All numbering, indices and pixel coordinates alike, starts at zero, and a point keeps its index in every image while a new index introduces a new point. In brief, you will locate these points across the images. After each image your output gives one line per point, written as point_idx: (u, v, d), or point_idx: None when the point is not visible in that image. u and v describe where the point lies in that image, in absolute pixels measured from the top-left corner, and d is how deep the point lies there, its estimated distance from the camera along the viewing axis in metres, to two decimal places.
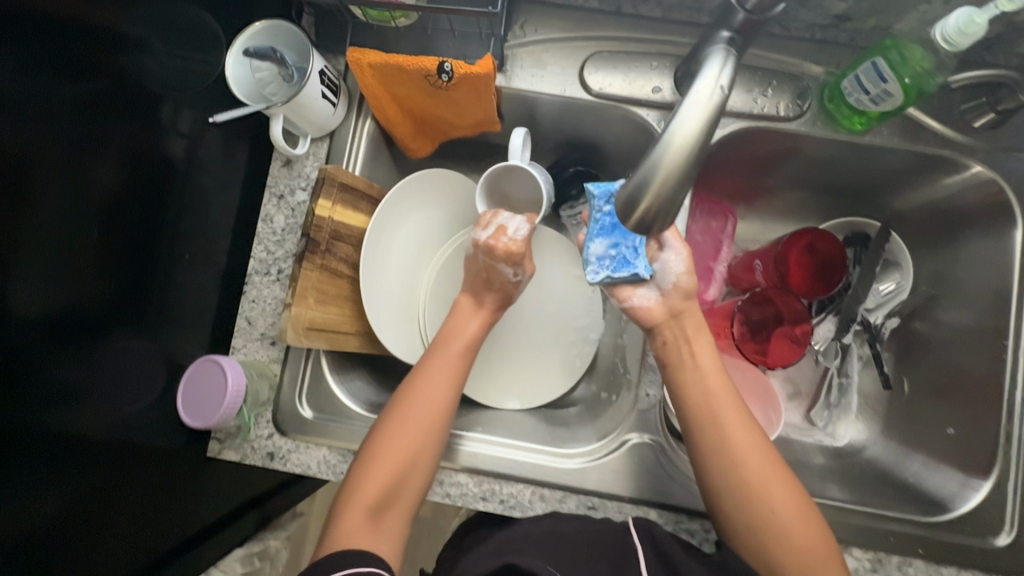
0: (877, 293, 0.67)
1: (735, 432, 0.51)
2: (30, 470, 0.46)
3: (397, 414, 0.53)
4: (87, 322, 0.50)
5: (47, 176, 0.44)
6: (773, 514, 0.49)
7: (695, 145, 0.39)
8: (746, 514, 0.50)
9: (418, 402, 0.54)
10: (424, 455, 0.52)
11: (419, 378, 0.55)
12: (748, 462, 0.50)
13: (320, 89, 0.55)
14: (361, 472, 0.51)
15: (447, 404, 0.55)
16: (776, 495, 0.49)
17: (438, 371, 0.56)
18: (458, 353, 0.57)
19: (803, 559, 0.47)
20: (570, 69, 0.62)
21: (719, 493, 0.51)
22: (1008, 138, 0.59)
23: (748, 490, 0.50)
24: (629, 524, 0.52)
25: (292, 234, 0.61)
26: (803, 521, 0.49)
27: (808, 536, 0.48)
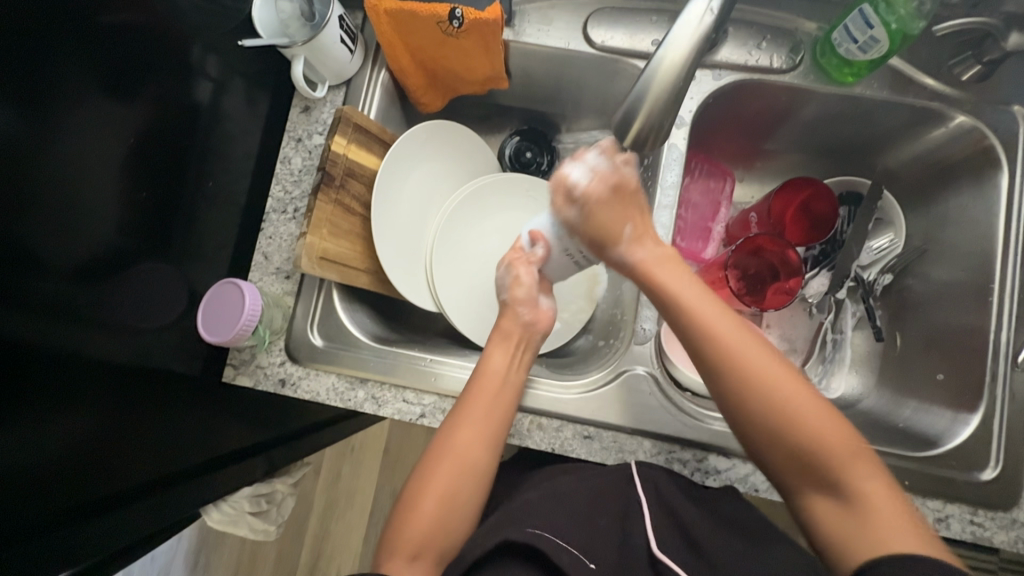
0: (869, 249, 0.70)
1: (719, 326, 0.49)
2: (67, 375, 0.50)
3: (434, 467, 0.53)
4: (119, 246, 0.54)
5: (81, 91, 0.48)
6: (769, 396, 0.48)
7: (682, 67, 0.44)
8: (741, 402, 0.48)
9: (453, 454, 0.53)
10: (463, 505, 0.52)
11: (455, 427, 0.54)
12: (737, 343, 0.49)
13: (338, 34, 0.59)
14: (402, 525, 0.51)
15: (477, 441, 0.53)
16: (770, 381, 0.48)
17: (473, 420, 0.54)
18: (491, 398, 0.55)
19: (806, 432, 0.47)
20: (574, 24, 0.65)
21: (714, 378, 0.49)
22: (995, 91, 0.62)
23: (739, 377, 0.48)
24: (635, 474, 0.53)
25: (308, 174, 0.64)
26: (799, 394, 0.48)
27: (812, 410, 0.47)
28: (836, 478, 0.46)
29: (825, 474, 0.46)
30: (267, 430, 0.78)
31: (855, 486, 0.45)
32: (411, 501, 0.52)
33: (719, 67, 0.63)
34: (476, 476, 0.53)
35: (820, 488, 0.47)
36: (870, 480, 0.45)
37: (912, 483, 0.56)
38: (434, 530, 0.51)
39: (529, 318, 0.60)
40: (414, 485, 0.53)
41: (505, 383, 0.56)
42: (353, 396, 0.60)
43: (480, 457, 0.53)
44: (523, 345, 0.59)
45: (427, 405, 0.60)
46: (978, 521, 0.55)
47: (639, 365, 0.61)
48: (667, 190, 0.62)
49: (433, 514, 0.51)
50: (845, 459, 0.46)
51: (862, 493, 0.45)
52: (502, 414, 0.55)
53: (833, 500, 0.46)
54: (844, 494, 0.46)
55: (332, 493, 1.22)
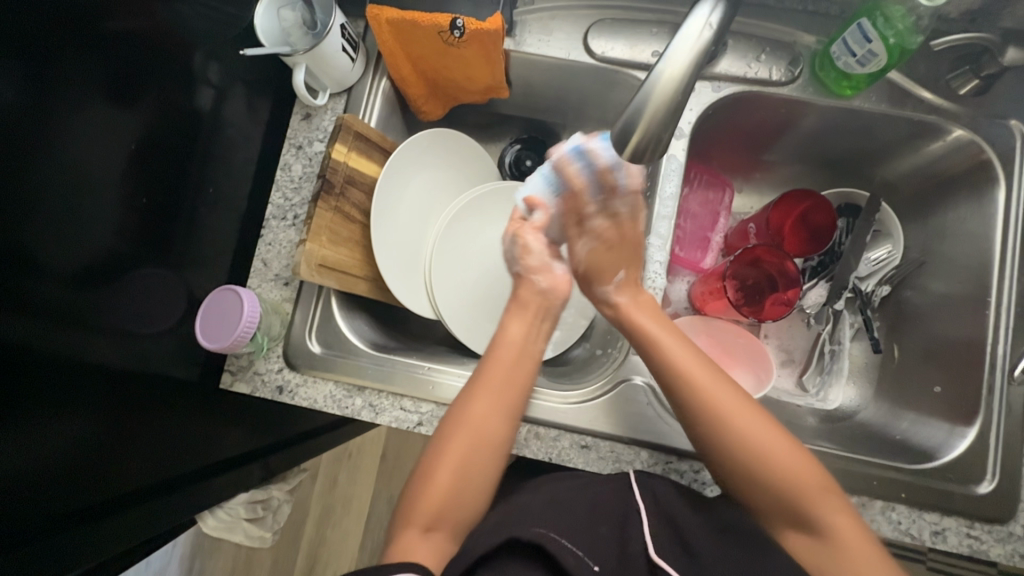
0: (868, 261, 0.70)
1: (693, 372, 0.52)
2: (63, 381, 0.50)
3: (455, 432, 0.52)
4: (116, 252, 0.54)
5: (82, 97, 0.48)
6: (742, 438, 0.50)
7: (682, 80, 0.44)
8: (715, 444, 0.51)
9: (474, 422, 0.52)
10: (481, 475, 0.52)
11: (474, 395, 0.53)
12: (712, 393, 0.52)
13: (340, 43, 0.59)
14: (419, 495, 0.50)
15: (501, 407, 0.53)
16: (743, 424, 0.50)
17: (495, 386, 0.54)
18: (510, 366, 0.55)
19: (777, 472, 0.49)
20: (575, 35, 0.66)
21: (692, 425, 0.52)
22: (993, 104, 0.62)
23: (713, 422, 0.51)
24: (633, 482, 0.53)
25: (309, 181, 0.65)
26: (771, 435, 0.50)
27: (785, 453, 0.50)
28: (807, 514, 0.48)
29: (799, 511, 0.49)
30: (264, 436, 0.78)
31: (825, 522, 0.48)
32: (427, 474, 0.51)
33: (718, 79, 0.63)
34: (495, 445, 0.52)
35: (793, 524, 0.49)
36: (839, 516, 0.48)
37: (909, 495, 0.55)
38: (451, 500, 0.50)
39: (543, 286, 0.59)
40: (429, 457, 0.52)
41: (524, 353, 0.56)
42: (350, 404, 0.60)
43: (500, 425, 0.53)
44: (542, 314, 0.59)
45: (425, 413, 0.60)
46: (975, 534, 0.55)
47: (637, 375, 0.62)
48: (666, 200, 0.62)
49: (451, 482, 0.50)
50: (816, 495, 0.48)
51: (832, 527, 0.47)
52: (523, 384, 0.55)
53: (805, 534, 0.49)
54: (815, 529, 0.48)
55: (329, 498, 1.22)
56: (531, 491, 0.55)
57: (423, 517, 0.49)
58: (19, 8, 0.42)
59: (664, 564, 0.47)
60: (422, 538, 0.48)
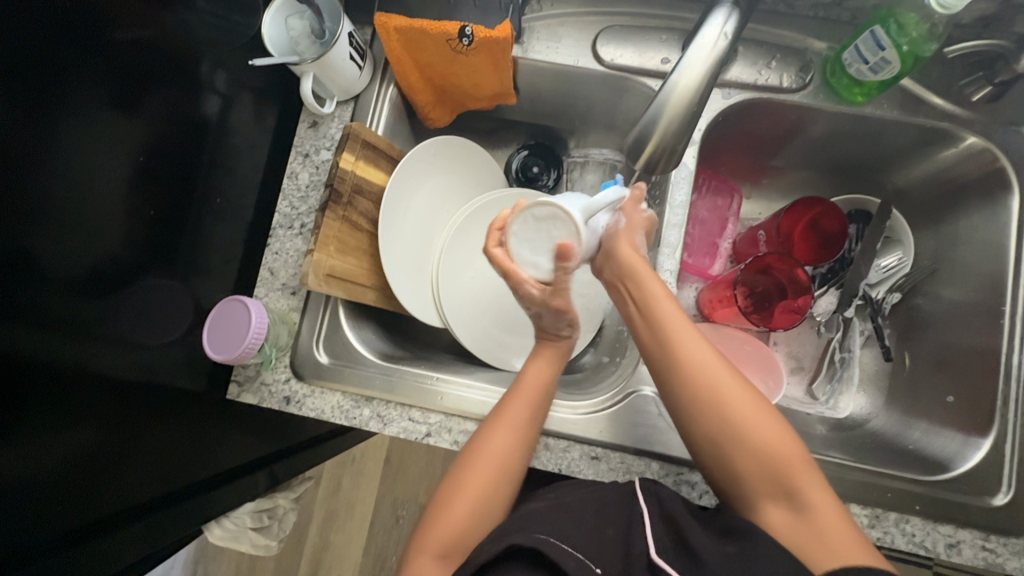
0: (879, 267, 0.69)
1: (676, 332, 0.50)
2: (67, 394, 0.49)
3: (472, 466, 0.51)
4: (121, 262, 0.53)
5: (87, 103, 0.47)
6: (724, 402, 0.48)
7: (696, 90, 0.44)
8: (699, 408, 0.49)
9: (489, 459, 0.51)
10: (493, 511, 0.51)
11: (489, 432, 0.52)
12: (694, 357, 0.49)
13: (347, 51, 0.59)
14: (437, 526, 0.50)
15: (522, 448, 0.52)
16: (725, 393, 0.48)
17: (513, 422, 0.53)
18: (531, 402, 0.54)
19: (757, 441, 0.47)
20: (583, 42, 0.65)
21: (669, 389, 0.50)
22: (1006, 112, 0.62)
23: (692, 390, 0.49)
24: (637, 489, 0.52)
25: (315, 190, 0.64)
26: (754, 405, 0.48)
27: (763, 427, 0.48)
28: (789, 487, 0.46)
29: (780, 483, 0.46)
30: (271, 444, 0.78)
31: (806, 495, 0.46)
32: (445, 500, 0.51)
33: (729, 86, 0.63)
34: (507, 481, 0.52)
35: (773, 496, 0.47)
36: (819, 494, 0.46)
37: (922, 507, 0.55)
38: (466, 527, 0.50)
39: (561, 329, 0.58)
40: (448, 487, 0.51)
41: (545, 391, 0.55)
42: (358, 414, 0.60)
43: (513, 461, 0.52)
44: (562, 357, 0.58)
45: (434, 424, 0.59)
46: (990, 547, 0.54)
47: (646, 386, 0.61)
48: (676, 209, 0.62)
49: (465, 517, 0.50)
50: (793, 469, 0.46)
51: (813, 504, 0.45)
52: (541, 423, 0.54)
53: (785, 508, 0.46)
54: (798, 504, 0.46)
55: (333, 503, 1.21)
56: (541, 496, 0.54)
57: (437, 545, 0.49)
58: (26, 12, 0.41)
59: (665, 564, 0.45)
60: (438, 565, 0.48)
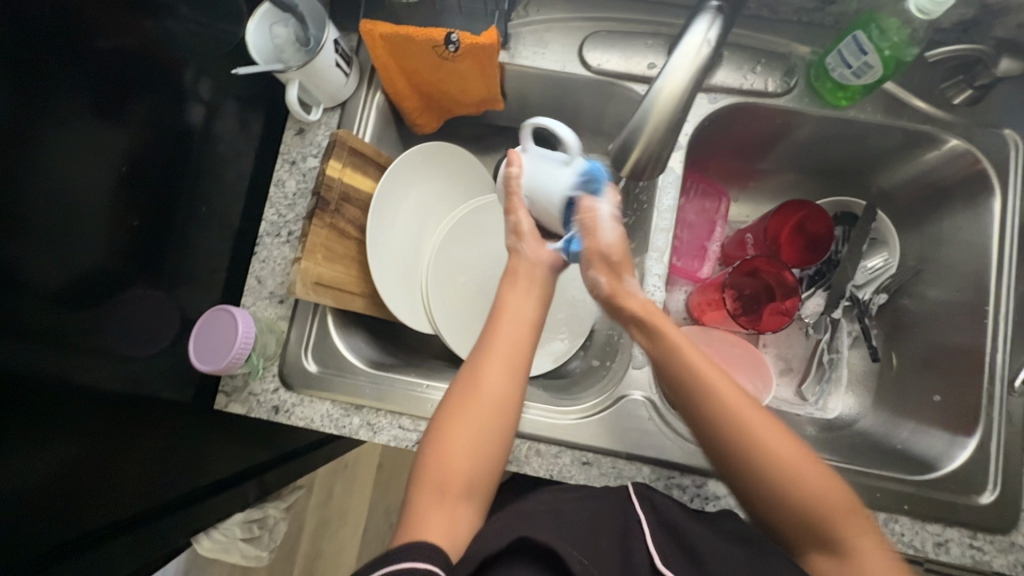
0: (865, 269, 0.70)
1: (711, 380, 0.50)
2: (51, 409, 0.48)
3: (467, 402, 0.52)
4: (104, 273, 0.53)
5: (67, 112, 0.46)
6: (762, 451, 0.48)
7: (681, 96, 0.43)
8: (738, 458, 0.48)
9: (484, 395, 0.52)
10: (495, 437, 0.51)
11: (483, 357, 0.54)
12: (738, 408, 0.49)
13: (333, 58, 0.58)
14: (438, 460, 0.50)
15: (512, 375, 0.54)
16: (772, 444, 0.48)
17: (501, 351, 0.55)
18: (513, 332, 0.56)
19: (801, 489, 0.47)
20: (569, 48, 0.65)
21: (712, 440, 0.50)
22: (986, 114, 0.63)
23: (736, 440, 0.49)
24: (632, 494, 0.52)
25: (303, 198, 0.64)
26: (799, 454, 0.48)
27: (810, 476, 0.47)
28: (831, 534, 0.46)
29: (825, 531, 0.46)
30: (261, 453, 0.77)
31: (852, 543, 0.45)
32: (445, 438, 0.51)
33: (714, 91, 0.63)
34: (509, 405, 0.53)
35: (816, 544, 0.46)
36: (866, 539, 0.45)
37: (911, 507, 0.55)
38: (467, 457, 0.50)
39: (543, 261, 0.60)
40: (445, 423, 0.52)
41: (525, 321, 0.57)
42: (348, 423, 0.59)
43: (511, 383, 0.53)
44: (538, 287, 0.59)
45: (424, 431, 0.59)
46: (977, 545, 0.54)
47: (636, 390, 0.61)
48: (664, 213, 0.62)
49: (465, 442, 0.50)
50: (837, 516, 0.46)
51: (858, 552, 0.45)
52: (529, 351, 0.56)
53: (828, 556, 0.46)
54: (841, 550, 0.45)
55: (326, 511, 1.21)
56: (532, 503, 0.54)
57: (439, 481, 0.49)
58: (7, 19, 0.41)
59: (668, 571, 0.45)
60: (440, 501, 0.49)
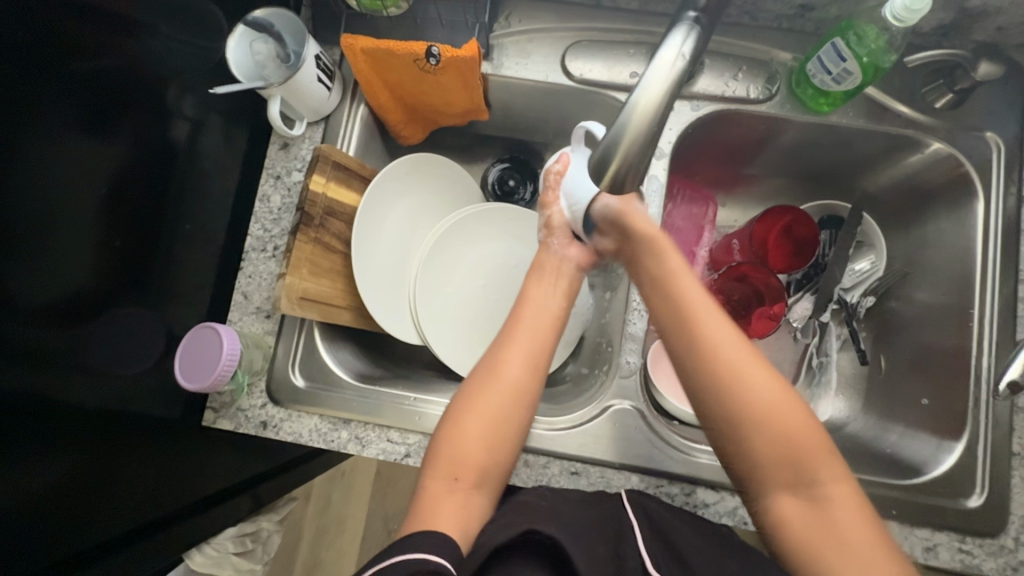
0: (852, 272, 0.70)
1: (699, 315, 0.48)
2: (39, 430, 0.49)
3: (474, 383, 0.52)
4: (89, 292, 0.53)
5: (47, 135, 0.46)
6: (752, 391, 0.45)
7: (658, 108, 0.43)
8: (715, 395, 0.46)
9: (500, 381, 0.51)
10: (512, 426, 0.51)
11: (505, 343, 0.54)
12: (722, 345, 0.47)
13: (315, 73, 0.59)
14: (451, 445, 0.49)
15: (534, 365, 0.53)
16: (755, 382, 0.45)
17: (520, 339, 0.54)
18: (532, 321, 0.56)
19: (782, 431, 0.44)
20: (552, 58, 0.66)
21: (691, 376, 0.48)
22: (967, 117, 0.63)
23: (717, 377, 0.46)
24: (625, 500, 0.52)
25: (288, 212, 0.64)
26: (783, 396, 0.45)
27: (792, 419, 0.45)
28: (806, 477, 0.44)
29: (796, 473, 0.44)
30: (254, 466, 0.77)
31: (823, 489, 0.44)
32: (455, 422, 0.50)
33: (697, 98, 0.64)
34: (529, 393, 0.52)
35: (790, 488, 0.45)
36: (839, 485, 0.44)
37: (899, 512, 0.55)
38: (481, 445, 0.49)
39: (571, 258, 0.62)
40: (457, 406, 0.51)
41: (546, 310, 0.57)
42: (336, 437, 0.59)
43: (534, 375, 0.53)
44: (561, 277, 0.60)
45: (412, 444, 0.59)
46: (967, 549, 0.54)
47: (624, 399, 0.61)
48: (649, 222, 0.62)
49: (480, 429, 0.50)
50: (815, 459, 0.44)
51: (831, 496, 0.43)
52: (554, 341, 0.56)
53: (799, 502, 0.44)
54: (812, 497, 0.44)
55: (324, 519, 1.21)
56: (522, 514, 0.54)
57: (451, 467, 0.49)
58: None
59: None
60: (452, 488, 0.48)
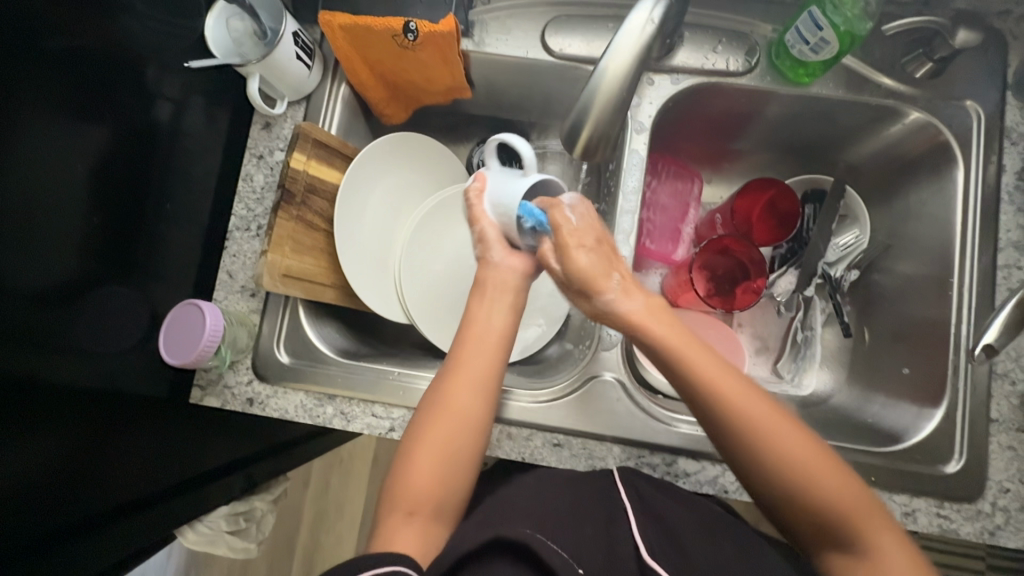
0: (836, 246, 0.70)
1: (725, 386, 0.46)
2: (29, 407, 0.49)
3: (429, 419, 0.51)
4: (74, 271, 0.53)
5: (31, 114, 0.47)
6: (783, 464, 0.45)
7: (627, 73, 0.44)
8: (751, 461, 0.46)
9: (448, 411, 0.51)
10: (460, 455, 0.50)
11: (449, 376, 0.52)
12: (751, 412, 0.46)
13: (293, 50, 0.59)
14: (402, 480, 0.49)
15: (479, 391, 0.52)
16: (788, 445, 0.45)
17: (465, 365, 0.53)
18: (479, 344, 0.54)
19: (819, 499, 0.44)
20: (531, 34, 0.66)
21: (722, 441, 0.47)
22: (948, 86, 0.63)
23: (750, 442, 0.46)
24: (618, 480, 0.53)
25: (270, 192, 0.65)
26: (816, 457, 0.45)
27: (829, 478, 0.44)
28: (852, 538, 0.44)
29: (841, 533, 0.44)
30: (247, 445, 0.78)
31: (871, 547, 0.44)
32: (408, 460, 0.50)
33: (677, 71, 0.64)
34: (473, 418, 0.51)
35: (833, 545, 0.45)
36: (885, 539, 0.44)
37: (878, 478, 0.56)
38: (430, 477, 0.49)
39: (516, 269, 0.58)
40: (411, 440, 0.51)
41: (487, 331, 0.54)
42: (322, 412, 0.60)
43: (480, 406, 0.51)
44: (508, 291, 0.57)
45: (397, 418, 0.60)
46: (944, 514, 0.55)
47: (607, 371, 0.61)
48: (629, 195, 0.62)
49: (431, 463, 0.49)
50: (859, 517, 0.44)
51: (876, 554, 0.43)
52: (499, 361, 0.54)
53: (845, 557, 0.45)
54: (859, 554, 0.44)
55: (323, 503, 1.22)
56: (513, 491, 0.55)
57: (405, 502, 0.48)
58: None
59: (653, 563, 0.45)
60: (406, 522, 0.48)
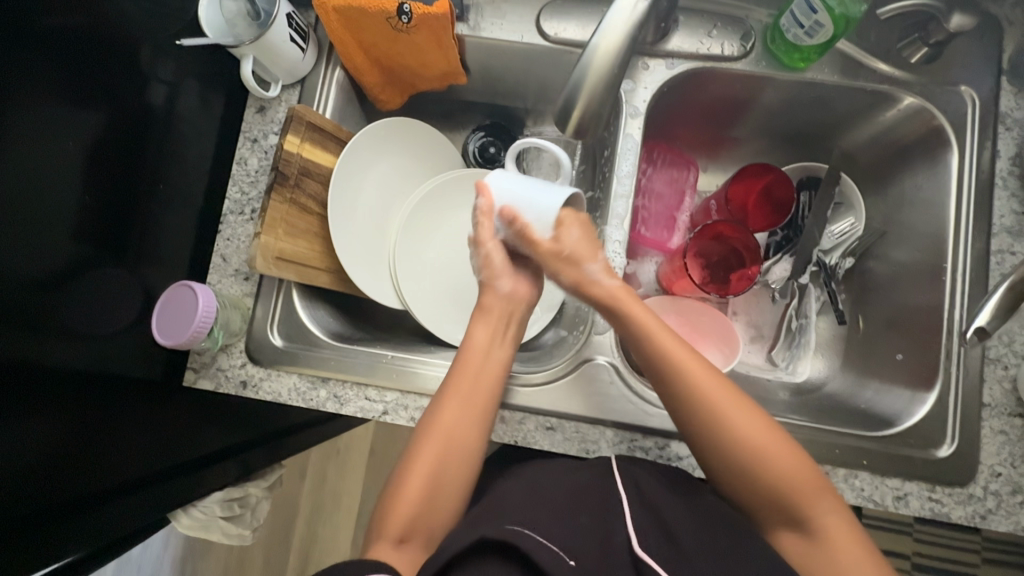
0: (831, 233, 0.70)
1: (684, 362, 0.51)
2: (22, 391, 0.49)
3: (424, 447, 0.51)
4: (67, 252, 0.53)
5: (25, 93, 0.47)
6: (734, 437, 0.49)
7: (618, 51, 0.44)
8: (707, 432, 0.50)
9: (442, 439, 0.51)
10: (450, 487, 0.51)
11: (444, 402, 0.53)
12: (706, 387, 0.50)
13: (287, 32, 0.59)
14: (390, 504, 0.50)
15: (474, 423, 0.53)
16: (737, 418, 0.49)
17: (461, 393, 0.53)
18: (478, 373, 0.54)
19: (770, 474, 0.48)
20: (527, 18, 0.65)
21: (680, 414, 0.51)
22: (944, 71, 0.63)
23: (703, 414, 0.50)
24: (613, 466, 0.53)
25: (264, 175, 0.65)
26: (766, 435, 0.49)
27: (780, 456, 0.48)
28: (802, 515, 0.47)
29: (792, 510, 0.47)
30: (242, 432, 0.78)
31: (819, 523, 0.46)
32: (399, 484, 0.50)
33: (672, 56, 0.64)
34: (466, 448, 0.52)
35: (787, 524, 0.48)
36: (833, 517, 0.47)
37: (870, 462, 0.56)
38: (419, 503, 0.49)
39: (518, 292, 0.59)
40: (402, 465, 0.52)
41: (486, 362, 0.55)
42: (315, 396, 0.60)
43: (473, 436, 0.52)
44: (506, 317, 0.58)
45: (390, 401, 0.60)
46: (936, 498, 0.55)
47: (600, 355, 0.62)
48: (623, 179, 0.62)
49: (421, 491, 0.50)
50: (806, 493, 0.47)
51: (824, 529, 0.46)
52: (496, 394, 0.55)
53: (795, 535, 0.47)
54: (808, 530, 0.47)
55: (320, 494, 1.22)
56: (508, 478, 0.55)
57: (398, 501, 0.49)
58: None
59: (648, 559, 0.45)
60: (394, 549, 0.48)
